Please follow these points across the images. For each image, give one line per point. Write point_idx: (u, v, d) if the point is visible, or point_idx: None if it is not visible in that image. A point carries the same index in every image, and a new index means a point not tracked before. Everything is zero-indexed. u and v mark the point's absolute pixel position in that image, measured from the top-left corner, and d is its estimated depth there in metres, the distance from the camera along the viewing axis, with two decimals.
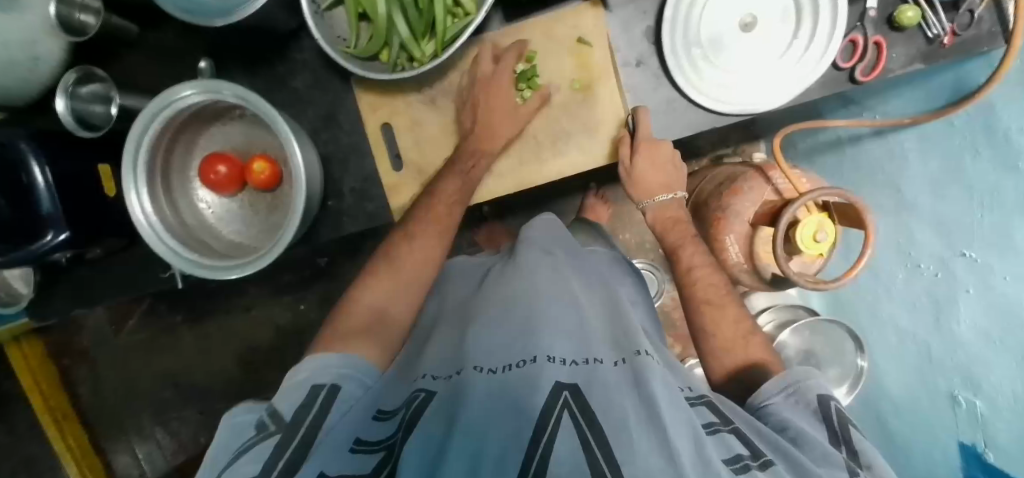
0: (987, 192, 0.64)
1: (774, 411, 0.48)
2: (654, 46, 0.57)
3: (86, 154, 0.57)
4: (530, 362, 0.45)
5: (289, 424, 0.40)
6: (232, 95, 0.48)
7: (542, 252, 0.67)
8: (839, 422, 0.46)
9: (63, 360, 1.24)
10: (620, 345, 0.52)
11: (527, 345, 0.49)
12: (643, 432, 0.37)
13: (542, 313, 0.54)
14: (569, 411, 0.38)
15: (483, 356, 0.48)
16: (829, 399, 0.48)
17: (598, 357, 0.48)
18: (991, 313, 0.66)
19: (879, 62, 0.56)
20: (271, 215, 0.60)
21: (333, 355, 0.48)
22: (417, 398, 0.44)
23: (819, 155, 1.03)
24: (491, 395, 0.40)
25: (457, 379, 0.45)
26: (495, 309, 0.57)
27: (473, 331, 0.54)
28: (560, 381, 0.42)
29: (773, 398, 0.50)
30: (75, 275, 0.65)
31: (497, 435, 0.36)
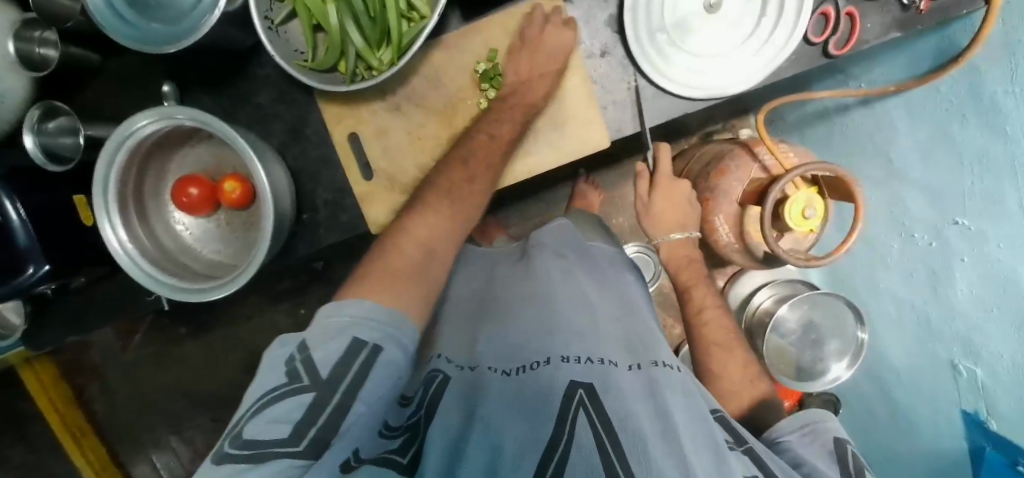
0: (977, 158, 0.62)
1: (788, 447, 0.50)
2: (618, 35, 0.55)
3: (59, 186, 0.57)
4: (543, 363, 0.46)
5: (325, 383, 0.40)
6: (185, 118, 0.49)
7: (554, 254, 0.67)
8: (855, 464, 0.46)
9: (74, 379, 1.27)
10: (637, 351, 0.52)
11: (543, 345, 0.49)
12: (659, 443, 0.37)
13: (556, 313, 0.54)
14: (584, 409, 0.39)
15: (497, 357, 0.50)
16: (845, 443, 0.48)
17: (612, 359, 0.47)
18: (987, 281, 0.65)
19: (852, 34, 0.54)
20: (248, 232, 0.61)
21: (375, 305, 0.46)
22: (436, 380, 0.48)
23: (807, 127, 1.01)
24: (508, 398, 0.42)
25: (473, 376, 0.48)
26: (514, 308, 0.57)
27: (488, 334, 0.54)
28: (576, 380, 0.43)
29: (789, 435, 0.51)
30: (64, 304, 0.66)
31: (510, 440, 0.38)
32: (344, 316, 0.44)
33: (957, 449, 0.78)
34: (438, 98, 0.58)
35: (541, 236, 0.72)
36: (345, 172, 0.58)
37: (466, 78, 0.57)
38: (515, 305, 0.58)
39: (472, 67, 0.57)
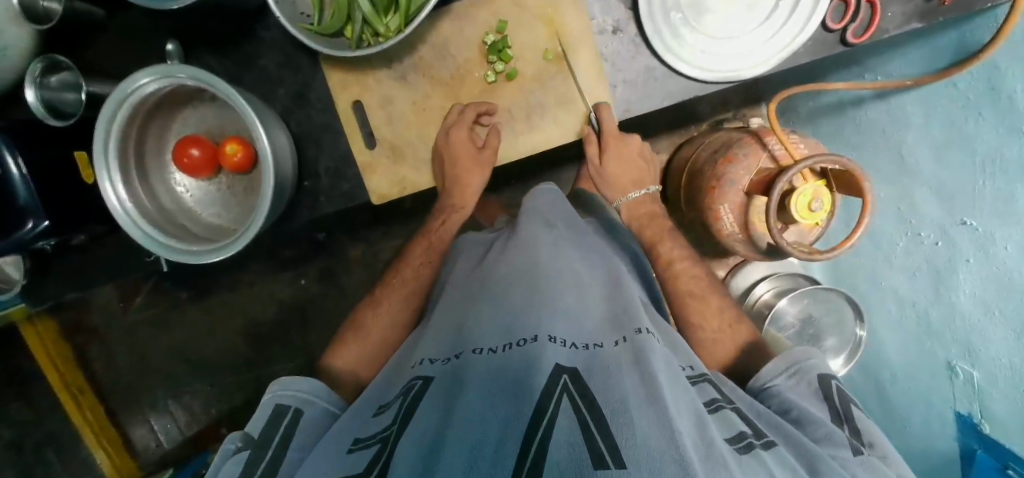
0: (990, 157, 0.61)
1: (776, 392, 0.50)
2: (631, 12, 0.54)
3: (58, 141, 0.57)
4: (531, 340, 0.45)
5: (257, 442, 0.46)
6: (188, 77, 0.48)
7: (545, 223, 0.69)
8: (841, 400, 0.49)
9: (75, 338, 1.28)
10: (621, 323, 0.52)
11: (539, 320, 0.49)
12: (642, 411, 0.35)
13: (551, 293, 0.54)
14: (568, 394, 0.37)
15: (484, 336, 0.49)
16: (829, 378, 0.51)
17: (598, 341, 0.48)
18: (992, 284, 0.65)
19: (873, 21, 0.52)
20: (249, 197, 0.61)
21: (301, 381, 0.53)
22: (415, 386, 0.46)
23: (819, 119, 0.98)
24: (488, 380, 0.41)
25: (457, 363, 0.47)
26: (504, 284, 0.57)
27: (476, 312, 0.55)
28: (561, 365, 0.42)
29: (776, 379, 0.52)
30: (64, 260, 0.66)
31: (495, 418, 0.36)
32: (275, 394, 0.52)
33: (951, 450, 0.79)
34: (444, 70, 0.57)
35: (535, 205, 0.74)
36: (348, 140, 0.58)
37: (474, 50, 0.56)
38: (506, 281, 0.58)
39: (481, 39, 0.56)
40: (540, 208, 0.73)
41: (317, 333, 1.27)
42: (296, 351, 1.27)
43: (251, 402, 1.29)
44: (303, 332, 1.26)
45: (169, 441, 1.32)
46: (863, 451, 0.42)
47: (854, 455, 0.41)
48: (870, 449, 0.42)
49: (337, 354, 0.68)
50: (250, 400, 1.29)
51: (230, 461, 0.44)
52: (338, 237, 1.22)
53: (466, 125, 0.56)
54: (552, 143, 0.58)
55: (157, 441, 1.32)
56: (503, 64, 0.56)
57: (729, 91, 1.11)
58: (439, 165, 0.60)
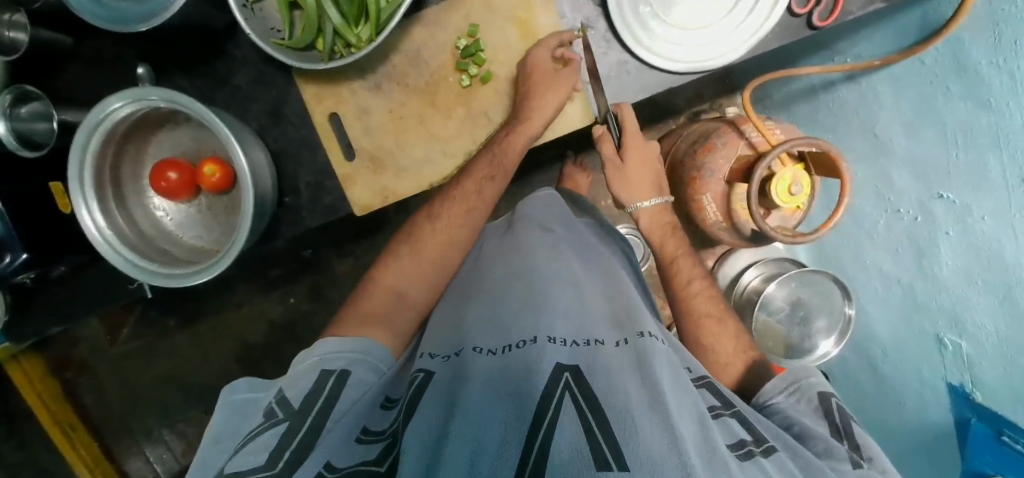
0: (961, 130, 0.63)
1: (778, 411, 0.50)
2: (599, 8, 0.54)
3: (40, 172, 0.58)
4: (531, 341, 0.48)
5: (297, 412, 0.42)
6: (160, 99, 0.48)
7: (541, 227, 0.70)
8: (841, 416, 0.47)
9: (63, 373, 1.26)
10: (623, 325, 0.53)
11: (530, 324, 0.51)
12: (646, 413, 0.36)
13: (547, 296, 0.56)
14: (570, 393, 0.39)
15: (482, 338, 0.51)
16: (829, 395, 0.50)
17: (600, 338, 0.50)
18: (972, 254, 0.66)
19: (837, 5, 0.53)
20: (230, 217, 0.60)
21: (343, 340, 0.51)
22: (417, 378, 0.46)
23: (793, 104, 0.99)
24: (495, 377, 0.42)
25: (457, 360, 0.48)
26: (495, 291, 0.59)
27: (474, 313, 0.56)
28: (562, 363, 0.43)
29: (777, 397, 0.51)
30: (47, 291, 0.65)
31: (497, 425, 0.36)
32: (316, 354, 0.49)
33: (946, 422, 0.79)
34: (419, 76, 0.57)
35: (529, 211, 0.74)
36: (326, 153, 0.58)
37: (447, 54, 0.56)
38: (502, 284, 0.60)
39: (453, 43, 0.56)
40: (528, 210, 0.74)
41: None
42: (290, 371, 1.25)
43: None
44: (296, 351, 1.25)
45: (166, 471, 1.30)
46: (863, 465, 0.41)
47: (852, 468, 0.40)
48: (870, 465, 0.41)
49: None
50: None
51: (266, 432, 0.40)
52: (325, 252, 1.22)
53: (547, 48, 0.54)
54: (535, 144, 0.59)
55: (154, 471, 1.30)
56: (478, 67, 0.56)
57: (703, 83, 1.13)
58: (421, 171, 0.60)
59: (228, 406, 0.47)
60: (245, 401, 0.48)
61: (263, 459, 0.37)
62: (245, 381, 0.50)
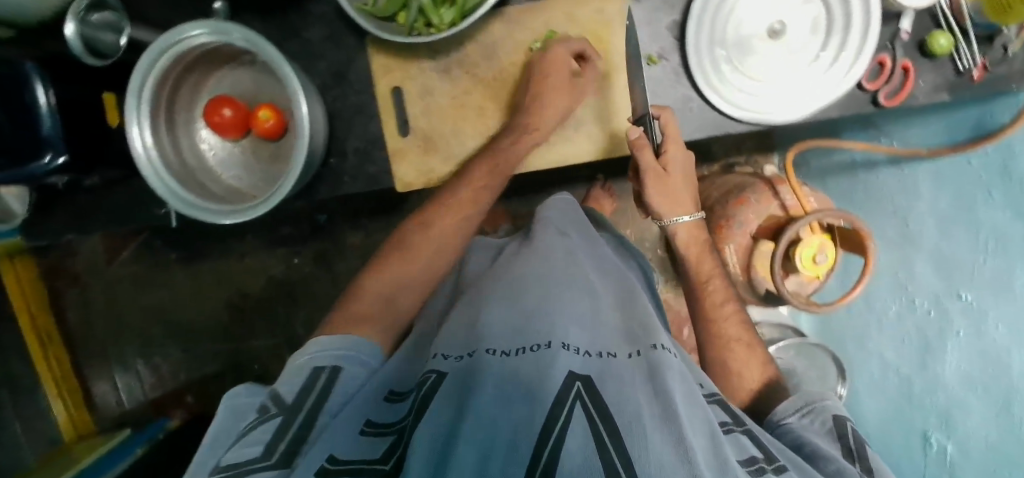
0: (996, 236, 0.62)
1: (790, 429, 0.50)
2: (677, 41, 0.55)
3: (88, 82, 0.56)
4: (545, 346, 0.46)
5: (289, 408, 0.41)
6: (240, 38, 0.48)
7: (559, 232, 0.70)
8: (856, 439, 0.47)
9: (54, 283, 1.25)
10: (635, 337, 0.54)
11: (546, 328, 0.49)
12: (657, 425, 0.37)
13: (560, 300, 0.55)
14: (581, 402, 0.38)
15: (498, 338, 0.49)
16: (845, 420, 0.50)
17: (612, 351, 0.50)
18: (977, 358, 0.67)
19: (904, 88, 0.55)
20: (273, 164, 0.60)
21: (331, 338, 0.49)
22: (430, 379, 0.45)
23: (830, 177, 1.00)
24: (503, 381, 0.41)
25: (471, 360, 0.46)
26: (511, 287, 0.59)
27: (489, 309, 0.55)
28: (573, 372, 0.42)
29: (791, 418, 0.52)
30: (72, 199, 0.64)
31: (508, 424, 0.36)
32: (308, 354, 0.48)
33: None
34: (488, 70, 0.58)
35: (548, 215, 0.74)
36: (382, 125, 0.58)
37: (520, 54, 0.57)
38: (515, 285, 0.59)
39: (529, 45, 0.57)
40: (548, 210, 0.75)
41: (302, 314, 1.25)
42: (278, 329, 1.24)
43: (223, 373, 1.26)
44: (289, 311, 1.24)
45: (130, 401, 1.28)
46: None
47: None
48: None
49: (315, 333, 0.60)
50: (222, 371, 1.26)
51: (258, 429, 0.39)
52: (340, 221, 1.22)
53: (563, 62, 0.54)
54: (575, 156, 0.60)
55: (118, 398, 1.28)
56: None
57: (743, 136, 1.14)
58: (469, 161, 0.60)
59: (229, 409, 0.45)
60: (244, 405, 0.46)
61: (261, 448, 0.37)
62: (247, 386, 0.49)
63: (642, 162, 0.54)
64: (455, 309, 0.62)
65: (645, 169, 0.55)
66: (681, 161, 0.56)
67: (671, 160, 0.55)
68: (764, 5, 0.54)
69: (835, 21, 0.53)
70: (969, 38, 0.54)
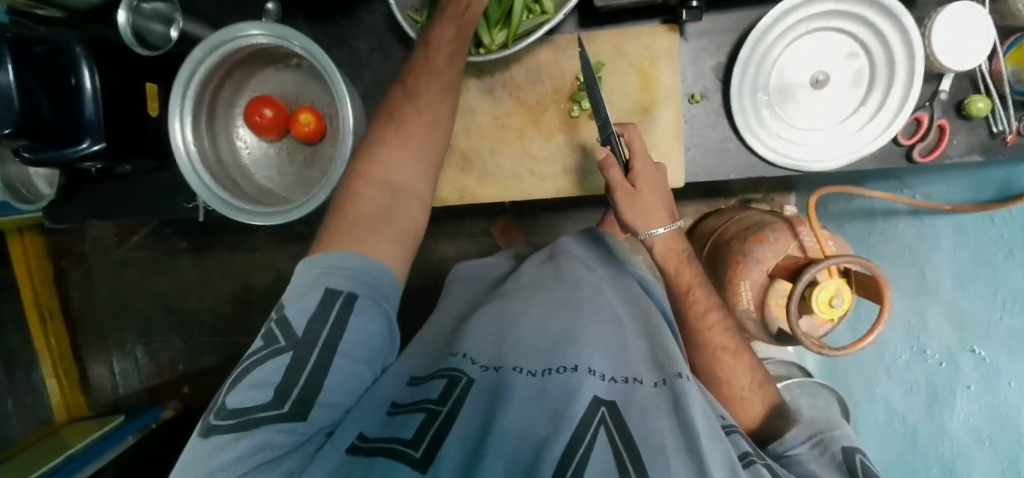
0: (1012, 295, 0.63)
1: (798, 462, 0.45)
2: (720, 82, 0.56)
3: (137, 69, 0.57)
4: (570, 369, 0.43)
5: (302, 341, 0.39)
6: (299, 46, 0.49)
7: (584, 265, 0.66)
8: (867, 472, 0.42)
9: (60, 261, 1.24)
10: (659, 363, 0.48)
11: (569, 353, 0.46)
12: (680, 460, 0.35)
13: (582, 319, 0.52)
14: (606, 427, 0.37)
15: (523, 357, 0.47)
16: (854, 452, 0.44)
17: (637, 377, 0.46)
18: (984, 414, 0.68)
19: (940, 145, 0.56)
20: (307, 168, 0.60)
21: (346, 254, 0.44)
22: (459, 382, 0.43)
23: (847, 221, 0.99)
24: (533, 401, 0.40)
25: (497, 375, 0.44)
26: (538, 305, 0.56)
27: (511, 327, 0.52)
28: (599, 396, 0.40)
29: (798, 448, 0.47)
30: (100, 185, 0.64)
31: (528, 447, 0.36)
32: (322, 269, 0.43)
33: None
34: (531, 93, 0.58)
35: (568, 246, 0.71)
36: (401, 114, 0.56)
37: (565, 82, 0.57)
38: (542, 309, 0.54)
39: (574, 74, 0.57)
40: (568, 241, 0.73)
41: None
42: None
43: (223, 366, 1.24)
44: None
45: (126, 387, 1.27)
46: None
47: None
48: None
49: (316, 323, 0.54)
50: (221, 364, 1.24)
51: (271, 362, 0.38)
52: None
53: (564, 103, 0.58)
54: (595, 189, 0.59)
55: (113, 383, 1.27)
56: None
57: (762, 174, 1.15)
58: (505, 182, 0.60)
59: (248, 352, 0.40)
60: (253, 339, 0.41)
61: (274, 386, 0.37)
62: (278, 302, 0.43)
63: (610, 179, 0.53)
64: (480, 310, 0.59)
65: (613, 187, 0.53)
66: (653, 174, 0.53)
67: (639, 176, 0.52)
68: (808, 56, 0.55)
69: (876, 77, 0.54)
70: (1006, 103, 0.54)
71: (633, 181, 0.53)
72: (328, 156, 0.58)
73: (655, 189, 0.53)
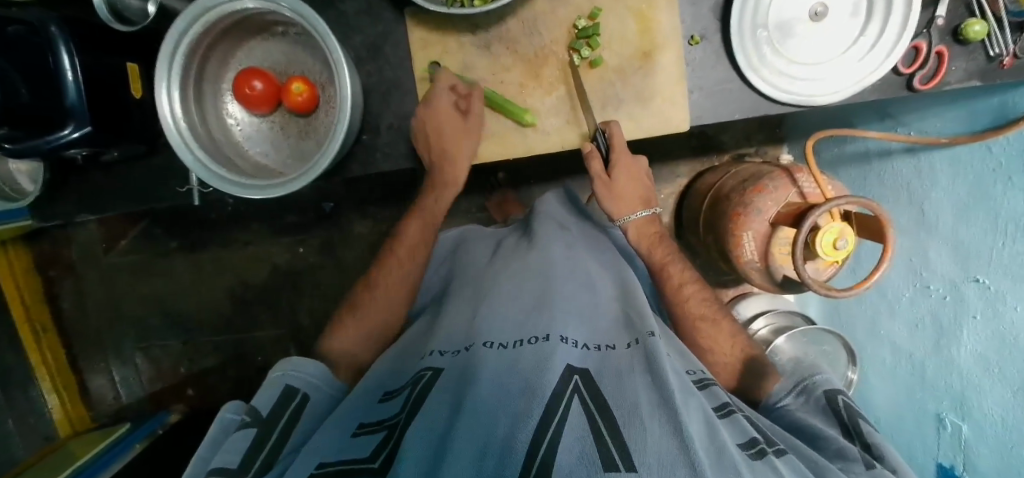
0: (1013, 219, 0.60)
1: (787, 412, 0.52)
2: (719, 22, 0.56)
3: (117, 48, 0.54)
4: (543, 339, 0.48)
5: (264, 422, 0.48)
6: (288, 7, 0.48)
7: (558, 226, 0.73)
8: (848, 414, 0.50)
9: (48, 272, 1.21)
10: (634, 327, 0.54)
11: (543, 322, 0.52)
12: (655, 415, 0.38)
13: (557, 295, 0.57)
14: (578, 394, 0.41)
15: (496, 332, 0.52)
16: (835, 394, 0.52)
17: (610, 343, 0.52)
18: (992, 340, 0.66)
19: (940, 71, 0.56)
20: (302, 140, 0.59)
21: (309, 364, 0.56)
22: (424, 376, 0.48)
23: (842, 166, 1.01)
24: (501, 375, 0.43)
25: (468, 355, 0.49)
26: (512, 281, 0.61)
27: (491, 308, 0.56)
28: (572, 365, 0.45)
29: (787, 399, 0.54)
30: (88, 177, 0.62)
31: (502, 419, 0.38)
32: (280, 372, 0.55)
33: None
34: (530, 45, 0.58)
35: (546, 209, 0.78)
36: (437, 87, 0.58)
37: (563, 31, 0.57)
38: (515, 282, 0.61)
39: (572, 21, 0.57)
40: (545, 205, 0.79)
41: (306, 306, 1.21)
42: (281, 319, 1.21)
43: (224, 365, 1.23)
44: (292, 302, 1.21)
45: (130, 395, 1.25)
46: (876, 464, 0.43)
47: (864, 468, 0.42)
48: (884, 464, 0.43)
49: (338, 338, 0.68)
50: (222, 363, 1.23)
51: (236, 438, 0.46)
52: (347, 208, 1.17)
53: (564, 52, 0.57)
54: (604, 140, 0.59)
55: (116, 392, 1.24)
56: (590, 50, 0.57)
57: (754, 127, 1.15)
58: (508, 139, 0.60)
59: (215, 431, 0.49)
60: (228, 422, 0.49)
61: (238, 460, 0.43)
62: (228, 406, 0.52)
63: (592, 171, 0.62)
64: (460, 299, 0.64)
65: (593, 178, 0.62)
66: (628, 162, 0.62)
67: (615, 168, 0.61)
68: None
69: (874, 5, 0.53)
70: (1003, 24, 0.55)
71: (610, 172, 0.62)
72: (325, 125, 0.57)
73: (627, 177, 0.63)
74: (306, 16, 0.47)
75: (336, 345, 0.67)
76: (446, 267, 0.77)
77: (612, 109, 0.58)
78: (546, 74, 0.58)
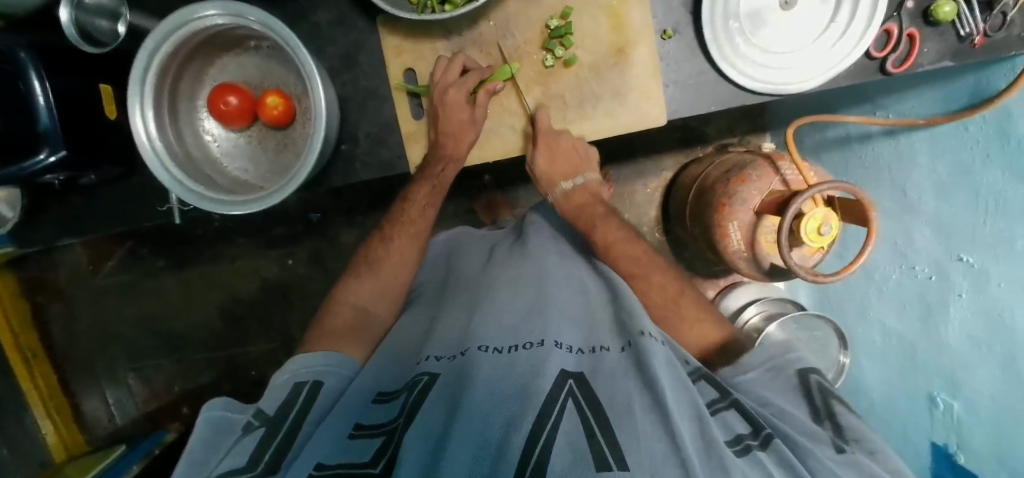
0: (994, 197, 0.60)
1: (751, 386, 0.49)
2: (690, 15, 0.56)
3: (90, 71, 0.54)
4: (538, 345, 0.48)
5: (271, 420, 0.46)
6: (257, 22, 0.48)
7: (552, 234, 0.74)
8: (818, 396, 0.49)
9: (36, 297, 1.19)
10: (630, 331, 0.54)
11: (537, 327, 0.52)
12: (649, 417, 0.39)
13: (546, 300, 0.57)
14: (573, 398, 0.40)
15: (489, 339, 0.51)
16: (807, 373, 0.51)
17: (604, 345, 0.51)
18: (980, 319, 0.66)
19: (911, 54, 0.57)
20: (281, 154, 0.58)
21: (315, 359, 0.56)
22: (421, 381, 0.48)
23: (824, 152, 1.02)
24: (496, 379, 0.43)
25: (463, 360, 0.49)
26: (505, 286, 0.61)
27: (480, 315, 0.56)
28: (567, 369, 0.44)
29: (750, 372, 0.51)
30: (66, 201, 0.62)
31: (497, 424, 0.38)
32: (287, 373, 0.54)
33: None
34: (504, 47, 0.58)
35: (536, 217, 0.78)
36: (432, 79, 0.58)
37: (536, 31, 0.57)
38: (511, 289, 0.60)
39: (544, 21, 0.57)
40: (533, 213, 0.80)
41: (298, 318, 1.20)
42: (274, 333, 1.20)
43: (219, 382, 1.22)
44: (283, 315, 1.20)
45: (124, 416, 1.24)
46: (845, 447, 0.43)
47: (836, 452, 0.42)
48: (853, 447, 0.43)
49: None
50: (216, 380, 1.22)
51: (245, 438, 0.45)
52: (334, 218, 1.17)
53: (538, 52, 0.58)
54: (594, 134, 0.60)
55: (111, 415, 1.23)
56: (563, 49, 0.57)
57: (737, 117, 1.16)
58: (489, 142, 0.62)
59: (214, 429, 0.48)
60: (231, 423, 0.49)
61: (245, 459, 0.42)
62: (223, 401, 0.51)
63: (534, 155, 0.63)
64: (450, 306, 0.64)
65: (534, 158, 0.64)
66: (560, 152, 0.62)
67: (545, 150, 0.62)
68: None
69: None
70: (971, 5, 0.55)
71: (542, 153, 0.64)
72: (302, 138, 0.57)
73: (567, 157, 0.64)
74: (277, 29, 0.47)
75: (334, 319, 0.66)
76: (434, 273, 0.78)
77: (589, 109, 0.59)
78: (521, 76, 0.59)
